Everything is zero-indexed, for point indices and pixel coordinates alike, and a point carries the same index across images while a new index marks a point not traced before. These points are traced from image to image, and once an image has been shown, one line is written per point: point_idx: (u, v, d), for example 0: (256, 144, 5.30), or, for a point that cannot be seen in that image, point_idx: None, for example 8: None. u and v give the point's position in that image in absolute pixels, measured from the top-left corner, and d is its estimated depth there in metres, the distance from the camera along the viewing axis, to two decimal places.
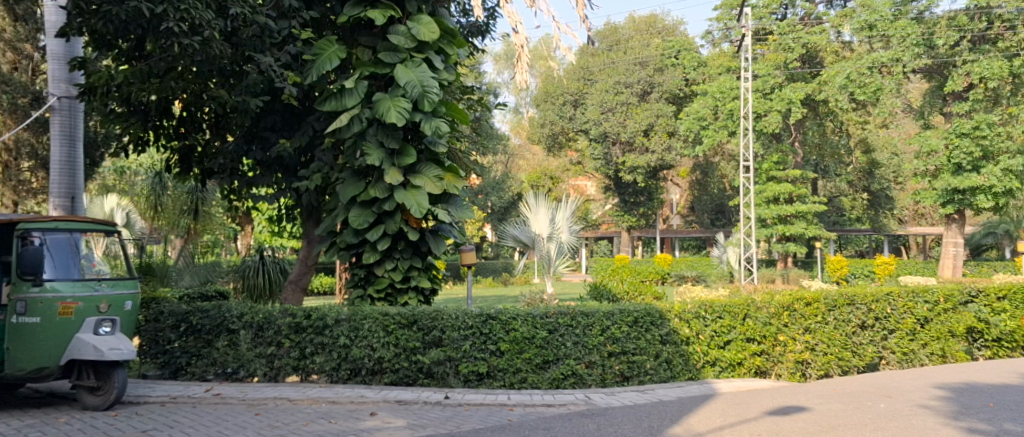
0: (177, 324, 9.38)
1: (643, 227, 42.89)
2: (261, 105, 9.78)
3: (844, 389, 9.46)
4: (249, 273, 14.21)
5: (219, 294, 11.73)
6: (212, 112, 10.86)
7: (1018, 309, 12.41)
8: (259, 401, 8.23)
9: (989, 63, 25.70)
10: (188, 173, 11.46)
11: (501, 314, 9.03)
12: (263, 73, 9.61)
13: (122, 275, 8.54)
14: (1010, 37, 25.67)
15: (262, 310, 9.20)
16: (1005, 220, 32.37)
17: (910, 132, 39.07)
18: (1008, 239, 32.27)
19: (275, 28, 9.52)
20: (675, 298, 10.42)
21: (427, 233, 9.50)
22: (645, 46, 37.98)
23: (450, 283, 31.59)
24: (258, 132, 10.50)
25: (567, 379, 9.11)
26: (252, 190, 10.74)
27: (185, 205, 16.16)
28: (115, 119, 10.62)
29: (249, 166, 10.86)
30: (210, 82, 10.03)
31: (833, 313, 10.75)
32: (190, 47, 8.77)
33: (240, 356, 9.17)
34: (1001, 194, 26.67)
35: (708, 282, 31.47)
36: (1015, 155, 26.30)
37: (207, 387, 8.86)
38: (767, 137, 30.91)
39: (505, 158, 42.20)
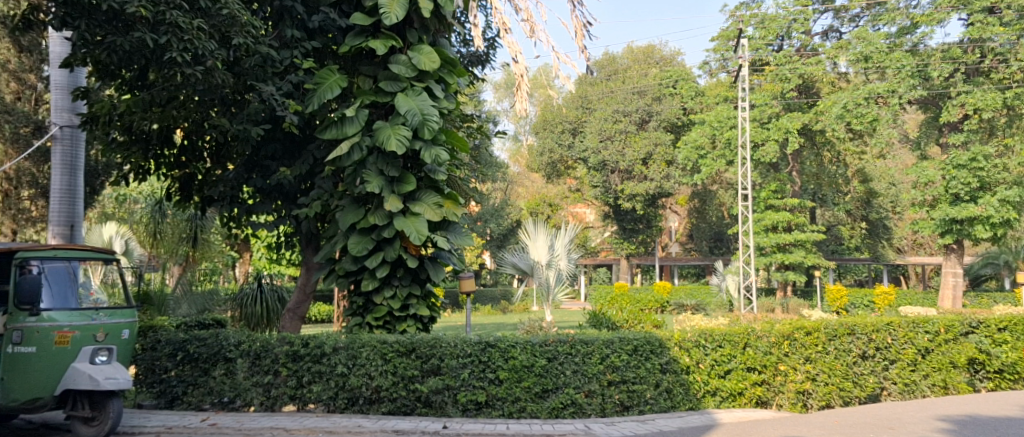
0: (174, 352, 9.32)
1: (642, 255, 42.82)
2: (262, 133, 9.82)
3: (846, 420, 9.39)
4: (247, 301, 14.15)
5: (216, 323, 11.67)
6: (213, 140, 10.90)
7: (1020, 340, 12.32)
8: (255, 431, 8.15)
9: (984, 95, 25.85)
10: (188, 201, 11.45)
11: (500, 342, 9.01)
12: (265, 101, 9.67)
13: (120, 304, 8.52)
14: (1004, 69, 25.85)
15: (261, 338, 9.17)
16: (1005, 250, 32.30)
17: (907, 162, 39.25)
18: (1008, 270, 32.17)
19: (277, 57, 9.59)
20: (675, 327, 10.38)
21: (426, 260, 9.46)
22: (643, 75, 38.47)
23: (449, 311, 31.49)
24: (259, 160, 10.53)
25: (567, 408, 9.06)
26: (252, 217, 10.74)
27: (184, 232, 16.16)
28: (116, 148, 10.67)
29: (249, 194, 10.87)
30: (212, 110, 10.07)
31: (834, 343, 10.72)
32: (192, 76, 8.83)
33: (237, 385, 9.10)
34: (999, 225, 26.66)
35: (707, 310, 31.36)
36: (1011, 185, 26.35)
37: (204, 416, 8.78)
38: (765, 166, 31.03)
39: (504, 186, 42.33)
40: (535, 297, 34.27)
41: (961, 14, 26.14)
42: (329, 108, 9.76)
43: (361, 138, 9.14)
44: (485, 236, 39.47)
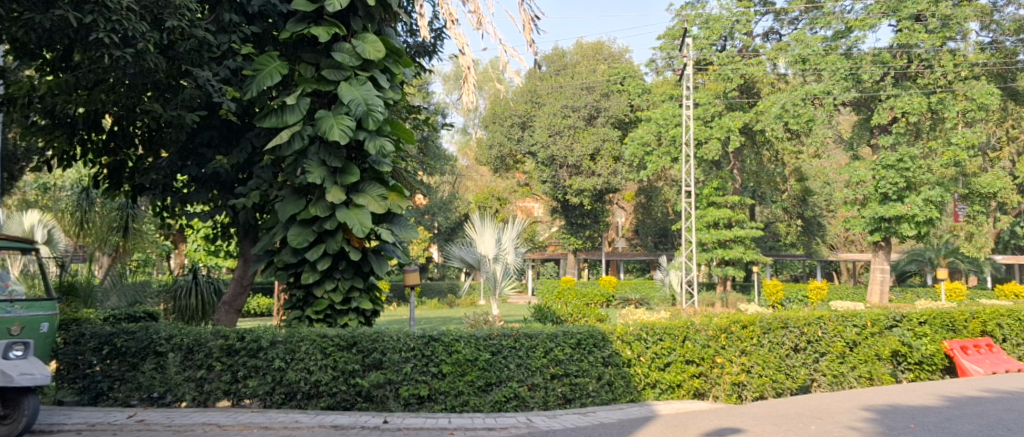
0: (99, 346, 9.21)
1: (589, 250, 43.40)
2: (197, 120, 9.69)
3: (777, 411, 9.77)
4: (181, 294, 13.98)
5: (148, 316, 11.32)
6: (145, 126, 10.75)
7: (936, 334, 13.03)
8: (186, 427, 8.12)
9: (910, 98, 26.99)
10: (119, 188, 11.28)
11: (444, 335, 9.14)
12: (201, 87, 9.56)
13: (39, 296, 8.39)
14: (929, 75, 26.94)
15: (193, 332, 9.10)
16: (928, 247, 33.96)
17: (841, 161, 40.70)
18: (931, 267, 33.78)
19: (213, 42, 9.36)
20: (617, 321, 10.66)
21: (370, 253, 9.50)
22: (592, 71, 38.91)
23: (395, 304, 31.41)
24: (194, 148, 10.43)
25: (510, 402, 9.24)
26: (186, 206, 10.61)
27: (115, 221, 15.85)
28: (38, 131, 10.45)
29: (184, 183, 10.74)
30: (144, 95, 9.93)
31: (768, 336, 11.14)
32: (122, 58, 8.71)
33: (168, 380, 9.02)
34: (923, 223, 27.77)
35: (651, 304, 32.03)
36: (935, 186, 27.49)
37: (130, 413, 8.70)
38: (708, 164, 31.70)
39: (452, 179, 42.42)
40: (482, 291, 34.43)
41: (890, 21, 27.17)
42: (268, 96, 9.72)
43: (302, 127, 9.11)
44: (432, 230, 39.55)
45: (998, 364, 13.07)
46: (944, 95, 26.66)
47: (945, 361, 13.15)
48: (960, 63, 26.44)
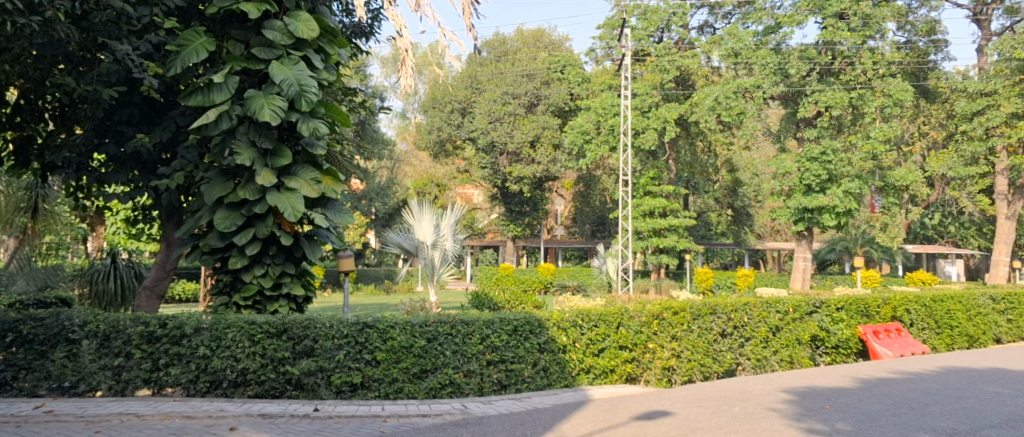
0: (3, 334, 8.85)
1: (527, 237, 43.78)
2: (115, 96, 9.43)
3: (704, 394, 10.09)
4: (98, 278, 13.58)
5: (61, 302, 11.52)
6: (57, 101, 10.47)
7: (851, 319, 13.67)
8: (100, 417, 7.89)
9: (833, 93, 27.86)
10: (26, 167, 10.82)
11: (379, 322, 9.14)
12: (117, 61, 9.33)
13: None
14: (850, 71, 28.02)
15: (111, 318, 8.88)
16: (846, 236, 35.41)
17: (768, 153, 42.09)
18: (848, 256, 35.30)
19: (133, 14, 9.14)
20: (553, 307, 10.84)
21: (302, 238, 9.42)
22: (532, 58, 39.28)
23: (329, 291, 31.06)
24: (113, 125, 10.14)
25: (445, 388, 9.30)
26: (104, 187, 10.30)
27: (20, 202, 14.18)
28: None
29: (101, 162, 10.42)
30: (54, 67, 9.65)
31: (697, 322, 11.49)
32: (28, 27, 8.40)
33: (81, 369, 8.79)
34: (843, 214, 28.83)
35: (587, 291, 32.54)
36: (854, 178, 28.58)
37: (37, 404, 8.43)
38: (645, 153, 32.26)
39: (389, 164, 42.21)
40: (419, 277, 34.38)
41: (816, 18, 28.12)
42: (194, 72, 9.49)
43: (231, 106, 8.92)
44: (369, 215, 39.24)
45: (906, 347, 13.90)
46: (863, 92, 27.74)
47: (859, 344, 13.82)
48: (879, 61, 27.65)
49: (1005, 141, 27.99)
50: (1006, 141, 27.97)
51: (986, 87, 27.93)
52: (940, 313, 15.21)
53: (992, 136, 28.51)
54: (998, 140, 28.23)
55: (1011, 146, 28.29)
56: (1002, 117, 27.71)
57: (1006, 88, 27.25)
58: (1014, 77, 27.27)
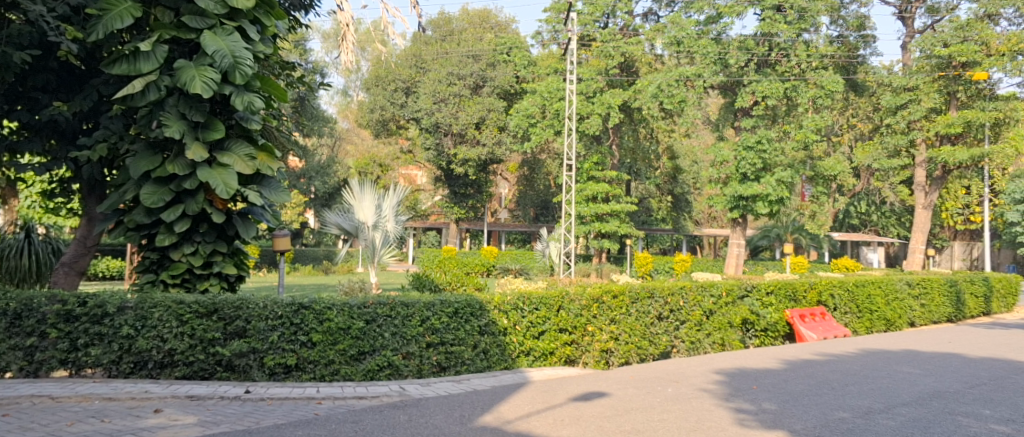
0: None
1: (471, 220, 43.71)
2: (29, 60, 8.96)
3: (640, 375, 10.20)
4: (9, 254, 12.95)
5: None
6: None
7: (780, 303, 14.02)
8: (11, 400, 7.53)
9: (769, 84, 28.51)
10: None
11: (315, 303, 8.93)
12: (31, 23, 8.88)
13: None
14: (785, 63, 28.73)
15: (24, 296, 8.49)
16: (778, 224, 36.31)
17: (707, 141, 42.92)
18: (780, 243, 36.19)
19: None
20: (494, 289, 10.79)
21: (235, 216, 9.14)
22: (478, 39, 38.93)
23: (265, 271, 30.49)
24: (27, 92, 9.65)
25: (383, 370, 9.17)
26: (15, 158, 9.83)
27: None
28: None
29: (12, 130, 9.92)
30: None
31: (636, 305, 11.64)
32: None
33: None
34: (776, 202, 29.43)
35: (529, 274, 32.68)
36: (787, 168, 29.25)
37: None
38: (589, 138, 32.49)
39: (330, 142, 41.52)
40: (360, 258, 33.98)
41: (755, 9, 28.55)
42: (117, 39, 9.08)
43: (159, 77, 8.56)
44: (309, 195, 38.56)
45: (830, 331, 14.29)
46: (796, 84, 28.51)
47: (786, 327, 14.14)
48: (812, 54, 28.36)
49: (926, 135, 28.88)
50: (926, 134, 28.87)
51: (908, 83, 28.43)
52: (862, 298, 15.72)
53: (914, 130, 29.37)
54: (919, 134, 29.09)
55: (930, 139, 29.32)
56: (924, 111, 28.50)
57: (928, 84, 28.09)
58: (934, 74, 27.85)
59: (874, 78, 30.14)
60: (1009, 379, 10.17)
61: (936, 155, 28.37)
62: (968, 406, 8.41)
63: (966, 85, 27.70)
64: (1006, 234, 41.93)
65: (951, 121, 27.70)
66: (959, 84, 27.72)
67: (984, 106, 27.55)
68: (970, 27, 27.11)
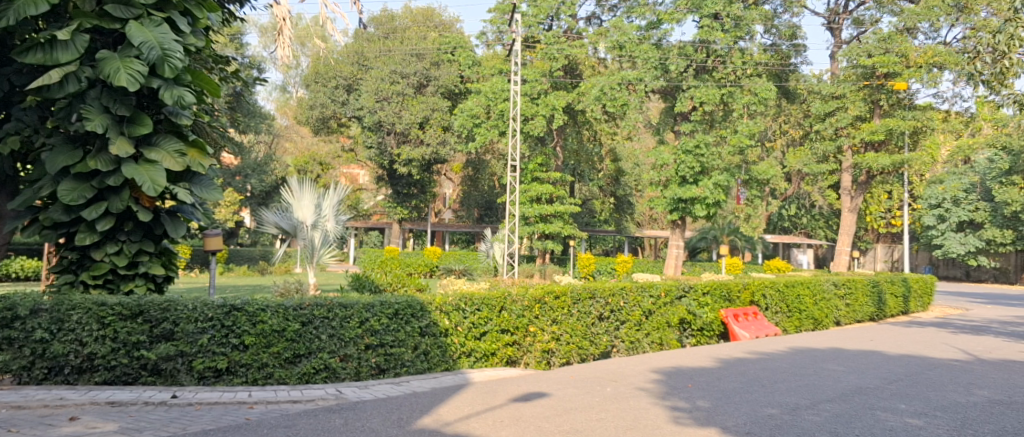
0: None
1: (414, 220, 43.37)
2: None
3: (580, 375, 10.19)
4: None
5: None
6: None
7: (715, 303, 14.21)
8: None
9: (707, 90, 29.05)
10: None
11: (248, 305, 8.66)
12: None
13: None
14: (722, 69, 29.29)
15: None
16: (715, 226, 37.06)
17: (648, 144, 43.55)
18: (717, 244, 36.88)
19: None
20: (436, 290, 10.66)
21: (163, 214, 8.82)
22: (421, 38, 38.50)
23: (196, 271, 29.71)
24: None
25: (319, 374, 8.96)
26: None
27: None
28: None
29: None
30: None
31: (577, 306, 11.67)
32: None
33: None
34: (713, 205, 29.87)
35: (473, 275, 32.58)
36: (723, 172, 29.74)
37: None
38: (533, 140, 32.62)
39: (268, 139, 40.68)
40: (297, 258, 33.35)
41: (694, 17, 29.00)
42: (32, 27, 8.63)
43: (79, 68, 8.17)
44: (244, 193, 37.61)
45: (761, 330, 14.56)
46: (732, 90, 29.00)
47: (720, 327, 14.35)
48: (747, 61, 29.05)
49: (852, 142, 29.67)
50: (852, 141, 29.68)
51: (836, 91, 29.20)
52: (792, 298, 16.06)
53: (840, 137, 30.14)
54: (845, 141, 29.89)
55: (855, 146, 30.10)
56: (850, 119, 29.27)
57: (854, 92, 28.89)
58: (859, 83, 28.74)
59: (803, 86, 30.86)
60: (925, 375, 10.49)
61: (860, 160, 29.24)
62: (885, 401, 8.64)
63: (888, 94, 28.48)
64: (924, 237, 43.60)
65: (874, 129, 28.48)
66: (882, 93, 28.50)
67: (904, 115, 28.40)
68: (891, 41, 27.68)
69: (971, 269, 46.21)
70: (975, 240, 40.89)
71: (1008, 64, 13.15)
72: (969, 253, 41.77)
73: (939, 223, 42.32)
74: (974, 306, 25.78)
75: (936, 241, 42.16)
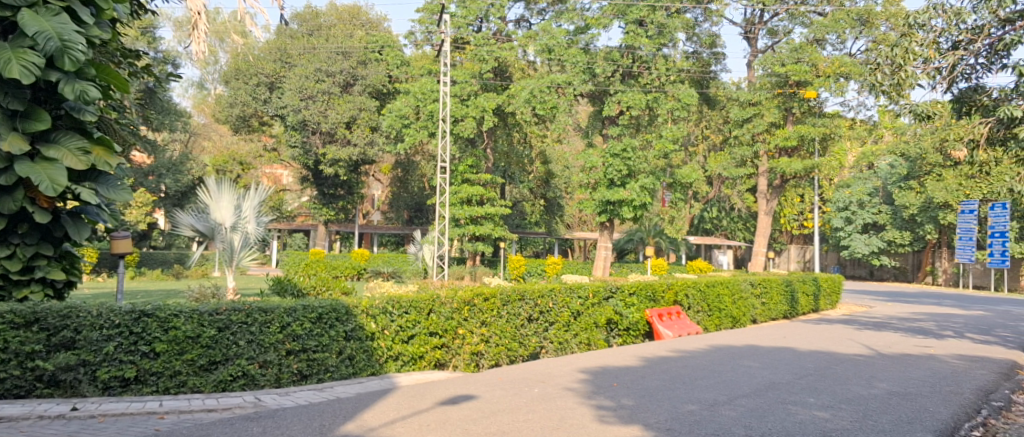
0: None
1: (341, 221, 42.64)
2: None
3: (508, 377, 10.09)
4: None
5: None
6: None
7: (641, 303, 14.34)
8: None
9: (633, 95, 29.46)
10: None
11: (159, 311, 8.23)
12: None
13: None
14: (647, 75, 29.74)
15: None
16: (641, 228, 37.65)
17: (577, 147, 43.87)
18: (642, 246, 37.53)
19: None
20: (362, 293, 10.39)
21: (64, 216, 8.31)
22: (347, 36, 37.70)
23: (103, 276, 28.31)
24: None
25: (237, 381, 8.61)
26: None
27: None
28: None
29: None
30: None
31: (506, 308, 11.57)
32: None
33: None
34: (639, 208, 30.27)
35: (402, 277, 32.15)
36: (649, 175, 30.16)
37: None
38: (463, 141, 32.40)
39: (184, 138, 39.28)
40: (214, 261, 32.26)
41: (620, 22, 29.38)
42: None
43: None
44: (158, 193, 36.14)
45: (684, 329, 14.77)
46: (657, 95, 29.59)
47: (645, 326, 14.47)
48: (671, 68, 29.66)
49: (768, 148, 30.57)
50: (767, 147, 30.57)
51: (753, 98, 30.07)
52: (712, 298, 16.34)
53: (757, 142, 31.01)
54: (761, 146, 30.76)
55: (771, 151, 30.99)
56: (765, 125, 30.13)
57: (769, 100, 29.71)
58: (771, 92, 29.73)
59: (722, 93, 31.53)
60: (832, 369, 10.82)
61: (775, 165, 30.07)
62: (796, 395, 8.82)
63: (800, 102, 29.34)
64: (833, 237, 45.35)
65: (787, 135, 29.51)
66: (794, 101, 29.35)
67: (815, 121, 29.37)
68: (803, 50, 28.51)
69: (875, 268, 48.25)
70: (877, 241, 42.79)
71: (905, 75, 12.44)
72: (872, 253, 43.74)
73: (846, 225, 44.10)
74: (877, 303, 26.97)
75: (844, 242, 43.90)
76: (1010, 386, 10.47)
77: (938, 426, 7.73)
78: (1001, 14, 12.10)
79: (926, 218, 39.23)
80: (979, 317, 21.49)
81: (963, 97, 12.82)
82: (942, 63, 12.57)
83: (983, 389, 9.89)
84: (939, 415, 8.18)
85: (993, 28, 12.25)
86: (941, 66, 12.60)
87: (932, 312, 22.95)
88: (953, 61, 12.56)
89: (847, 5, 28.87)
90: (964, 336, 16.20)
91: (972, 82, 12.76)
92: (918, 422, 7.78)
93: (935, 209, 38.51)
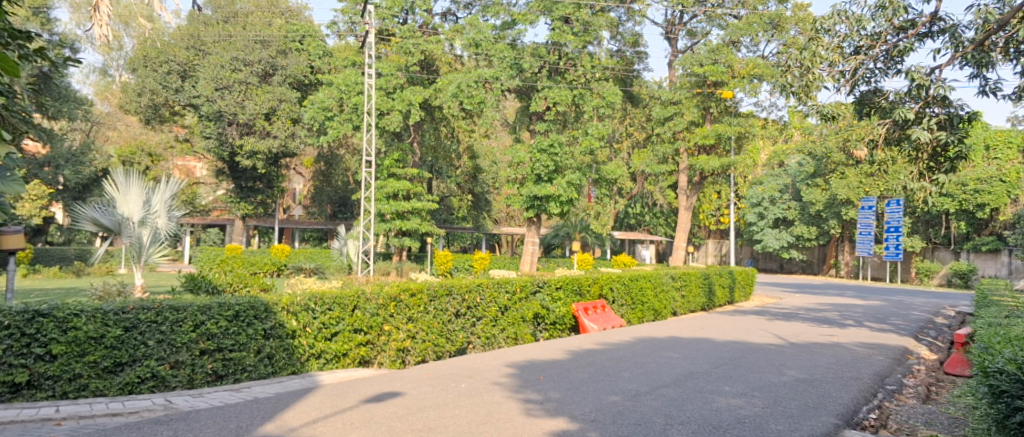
0: None
1: (259, 216, 41.43)
2: None
3: (435, 373, 9.84)
4: None
5: None
6: None
7: (568, 297, 14.28)
8: None
9: (559, 91, 29.56)
10: None
11: (56, 310, 7.69)
12: None
13: None
14: (573, 72, 29.88)
15: None
16: (568, 223, 37.82)
17: (507, 142, 43.73)
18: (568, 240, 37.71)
19: None
20: (283, 290, 9.96)
21: None
22: (266, 24, 36.52)
23: None
24: None
25: (145, 383, 8.10)
26: None
27: None
28: None
29: None
30: None
31: (434, 303, 11.31)
32: None
33: None
34: (566, 203, 30.34)
35: (324, 274, 31.42)
36: (575, 171, 30.27)
37: None
38: (389, 135, 31.90)
39: (86, 127, 37.37)
40: (120, 258, 30.73)
41: (546, 19, 29.32)
42: None
43: None
44: (58, 185, 34.16)
45: (609, 322, 14.79)
46: (582, 92, 29.73)
47: (571, 320, 14.42)
48: (596, 65, 29.74)
49: (686, 145, 31.11)
50: (687, 144, 31.10)
51: (674, 97, 30.42)
52: (636, 291, 16.45)
53: (677, 140, 31.48)
54: (682, 144, 31.24)
55: (690, 149, 31.58)
56: (685, 124, 30.55)
57: (688, 99, 30.19)
58: (692, 90, 30.08)
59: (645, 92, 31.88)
60: (746, 358, 10.97)
61: (695, 162, 30.76)
62: (712, 384, 8.84)
63: (717, 102, 29.95)
64: (748, 232, 46.56)
65: (705, 134, 30.05)
66: (712, 101, 29.94)
67: (731, 121, 30.07)
68: (720, 51, 29.04)
69: (784, 262, 49.85)
70: (787, 235, 44.22)
71: (813, 77, 12.77)
72: (783, 247, 45.11)
73: (758, 220, 45.38)
74: (784, 294, 27.85)
75: (757, 236, 45.19)
76: (903, 371, 10.83)
77: (841, 410, 7.87)
78: (896, 22, 12.47)
79: (831, 213, 40.67)
80: (877, 307, 22.37)
81: (864, 99, 13.17)
82: (845, 67, 12.90)
83: (880, 374, 10.19)
84: (842, 399, 8.34)
85: (889, 35, 12.65)
86: (844, 69, 12.93)
87: (835, 303, 23.77)
88: (856, 65, 12.92)
89: (760, 9, 29.46)
90: (863, 325, 16.75)
91: (872, 85, 13.12)
92: (825, 407, 7.91)
93: (838, 205, 40.05)
